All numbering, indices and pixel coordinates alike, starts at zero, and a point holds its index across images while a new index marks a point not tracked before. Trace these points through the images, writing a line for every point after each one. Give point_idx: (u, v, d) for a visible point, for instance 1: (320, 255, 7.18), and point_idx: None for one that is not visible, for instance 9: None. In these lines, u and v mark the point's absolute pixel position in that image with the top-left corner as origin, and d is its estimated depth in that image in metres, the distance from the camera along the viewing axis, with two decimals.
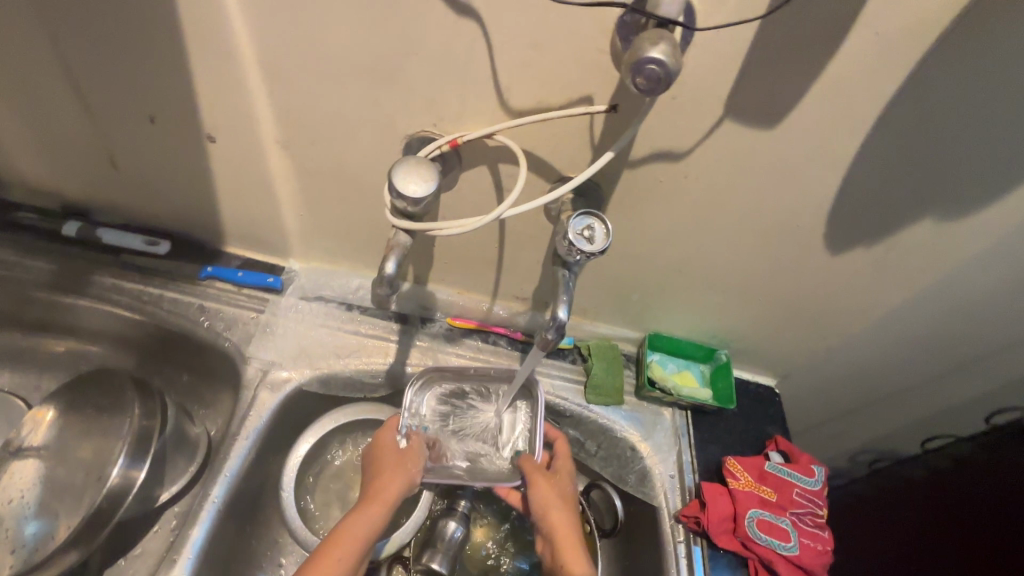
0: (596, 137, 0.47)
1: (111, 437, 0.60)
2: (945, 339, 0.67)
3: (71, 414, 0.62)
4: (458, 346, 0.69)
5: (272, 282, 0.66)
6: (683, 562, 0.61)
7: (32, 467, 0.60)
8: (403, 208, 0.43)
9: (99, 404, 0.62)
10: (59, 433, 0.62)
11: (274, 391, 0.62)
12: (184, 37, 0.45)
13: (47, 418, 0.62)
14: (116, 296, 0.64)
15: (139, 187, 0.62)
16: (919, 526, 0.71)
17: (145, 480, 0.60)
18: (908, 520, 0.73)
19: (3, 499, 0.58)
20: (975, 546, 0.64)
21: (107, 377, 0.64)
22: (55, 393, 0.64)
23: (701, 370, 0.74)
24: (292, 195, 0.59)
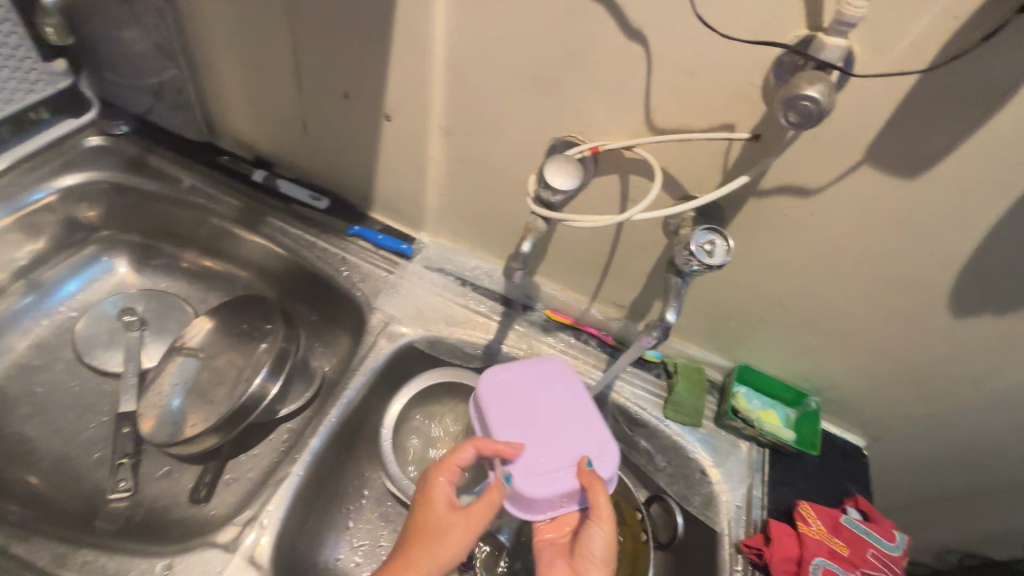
0: (730, 162, 0.51)
1: (252, 354, 0.73)
2: None
3: (227, 328, 0.76)
4: (552, 338, 0.74)
5: (404, 248, 0.76)
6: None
7: (191, 362, 0.73)
8: (548, 198, 0.49)
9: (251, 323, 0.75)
10: (216, 341, 0.75)
11: (391, 341, 0.71)
12: (393, 32, 0.55)
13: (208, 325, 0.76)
14: (280, 237, 0.76)
15: (318, 151, 0.73)
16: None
17: (274, 394, 0.70)
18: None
19: (168, 383, 0.71)
20: None
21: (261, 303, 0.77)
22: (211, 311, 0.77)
23: (787, 413, 0.73)
24: (440, 176, 0.68)
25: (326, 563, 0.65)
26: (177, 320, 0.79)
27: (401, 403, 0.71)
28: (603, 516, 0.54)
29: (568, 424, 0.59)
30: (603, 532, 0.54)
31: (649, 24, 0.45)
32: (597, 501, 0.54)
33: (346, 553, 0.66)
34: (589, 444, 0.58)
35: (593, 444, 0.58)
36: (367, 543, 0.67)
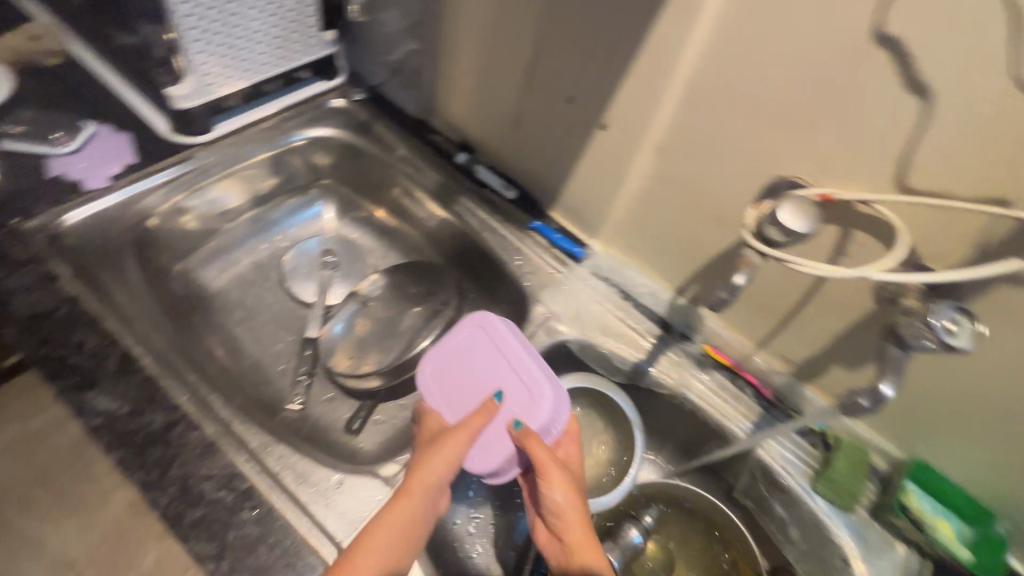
0: (991, 239, 0.46)
1: (426, 315, 0.82)
2: None
3: (404, 290, 0.84)
4: (705, 374, 0.72)
5: (577, 251, 0.78)
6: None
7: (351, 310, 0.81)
8: (772, 235, 0.48)
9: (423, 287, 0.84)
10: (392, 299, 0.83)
11: (549, 335, 0.74)
12: (641, 49, 0.57)
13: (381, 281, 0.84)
14: (467, 216, 0.82)
15: (522, 145, 0.78)
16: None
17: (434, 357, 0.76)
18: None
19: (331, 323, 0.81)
20: None
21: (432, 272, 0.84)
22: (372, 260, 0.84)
23: (961, 529, 0.62)
24: (635, 191, 0.69)
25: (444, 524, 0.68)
26: (356, 270, 0.88)
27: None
28: (550, 472, 0.56)
29: (503, 376, 0.60)
30: (562, 490, 0.56)
31: (941, 80, 0.42)
32: (538, 456, 0.56)
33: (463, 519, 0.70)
34: (503, 377, 0.60)
35: (523, 397, 0.59)
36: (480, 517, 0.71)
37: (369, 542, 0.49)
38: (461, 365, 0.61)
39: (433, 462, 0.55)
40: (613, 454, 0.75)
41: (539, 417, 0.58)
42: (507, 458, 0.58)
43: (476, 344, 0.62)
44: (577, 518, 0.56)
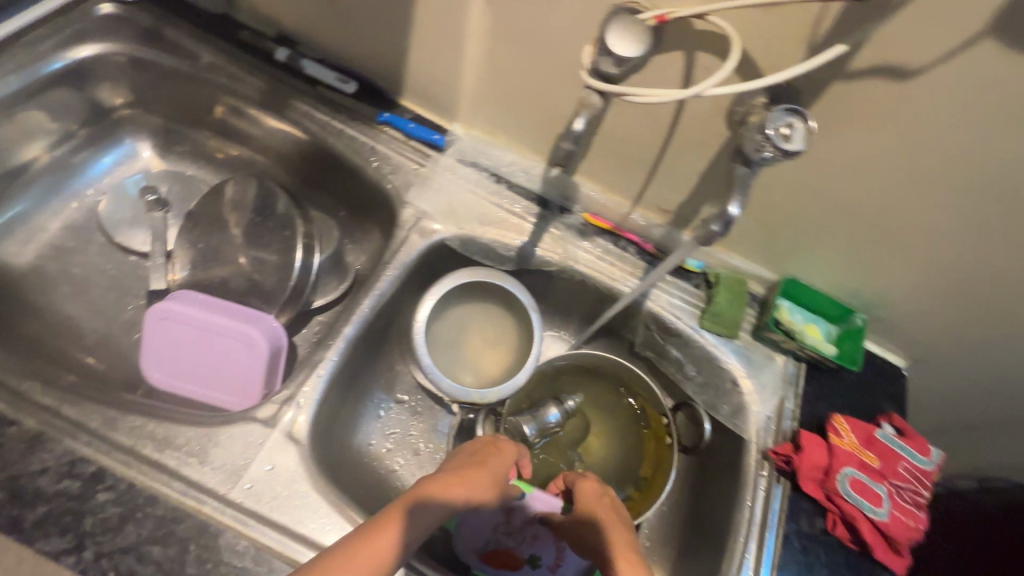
0: (820, 35, 0.44)
1: (273, 248, 0.71)
2: None
3: (246, 224, 0.72)
4: (588, 243, 0.71)
5: (437, 140, 0.71)
6: (752, 543, 0.60)
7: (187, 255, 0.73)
8: (606, 67, 0.43)
9: (263, 212, 0.72)
10: (238, 235, 0.72)
11: (423, 237, 0.68)
12: None
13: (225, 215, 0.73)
14: (307, 122, 0.72)
15: (345, 24, 0.67)
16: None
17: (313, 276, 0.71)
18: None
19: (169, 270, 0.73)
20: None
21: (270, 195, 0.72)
22: (210, 196, 0.74)
23: (829, 329, 0.70)
24: (479, 56, 0.62)
25: (360, 447, 0.68)
26: (183, 196, 0.79)
27: (430, 301, 0.69)
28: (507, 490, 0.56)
29: (218, 327, 0.63)
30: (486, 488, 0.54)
31: None
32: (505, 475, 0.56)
33: (379, 440, 0.69)
34: (218, 319, 0.63)
35: (189, 330, 0.63)
36: (398, 432, 0.71)
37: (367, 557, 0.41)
38: (217, 349, 0.63)
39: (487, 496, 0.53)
40: (515, 342, 0.74)
41: (257, 352, 0.63)
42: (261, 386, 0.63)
43: (171, 336, 0.63)
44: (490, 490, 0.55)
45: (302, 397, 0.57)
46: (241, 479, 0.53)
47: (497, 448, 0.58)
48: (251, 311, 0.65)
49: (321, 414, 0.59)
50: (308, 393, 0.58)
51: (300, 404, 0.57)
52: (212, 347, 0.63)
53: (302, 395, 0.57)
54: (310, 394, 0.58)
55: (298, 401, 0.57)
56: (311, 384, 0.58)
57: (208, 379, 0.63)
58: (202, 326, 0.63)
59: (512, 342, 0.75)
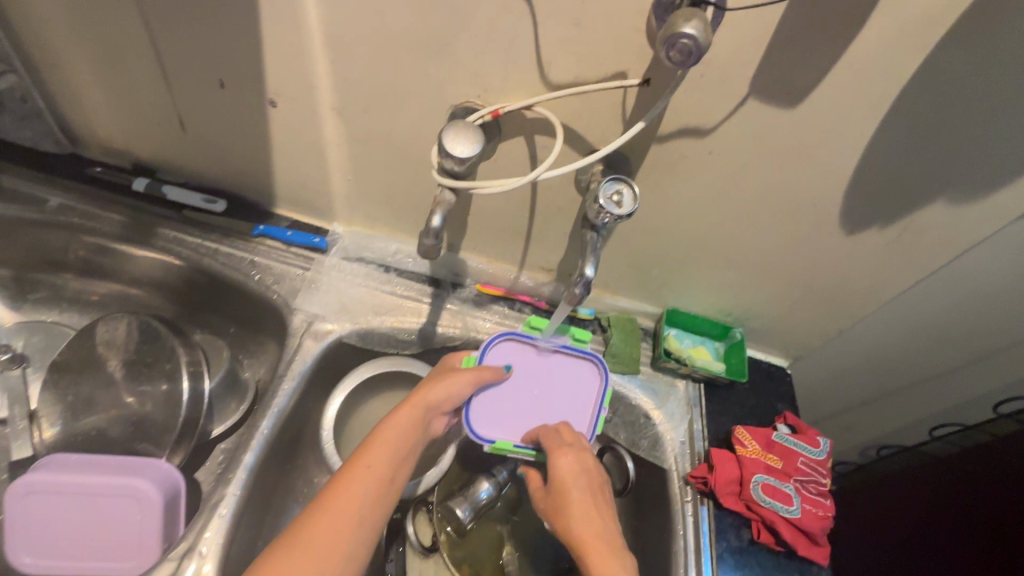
0: (628, 111, 0.51)
1: (154, 386, 0.66)
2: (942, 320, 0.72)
3: (119, 364, 0.67)
4: (485, 312, 0.74)
5: (317, 242, 0.72)
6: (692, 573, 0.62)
7: (55, 411, 0.66)
8: (450, 166, 0.47)
9: (137, 346, 0.68)
10: (113, 378, 0.67)
11: (318, 340, 0.67)
12: (259, 9, 0.50)
13: (93, 360, 0.68)
14: (177, 248, 0.70)
15: (203, 148, 0.67)
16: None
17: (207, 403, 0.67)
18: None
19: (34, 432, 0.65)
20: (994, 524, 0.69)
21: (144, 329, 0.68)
22: (74, 342, 0.68)
23: (716, 346, 0.77)
24: (342, 161, 0.65)
25: None
26: (48, 346, 0.72)
27: (337, 402, 0.67)
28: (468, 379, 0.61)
29: (96, 489, 0.57)
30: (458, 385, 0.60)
31: None
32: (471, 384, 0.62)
33: None
34: (96, 480, 0.57)
35: (63, 501, 0.57)
36: None
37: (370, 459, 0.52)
38: (98, 513, 0.57)
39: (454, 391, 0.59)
40: None
41: (145, 507, 0.57)
42: (158, 542, 0.57)
43: (41, 514, 0.56)
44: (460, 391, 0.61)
45: (206, 545, 0.53)
46: None
47: (450, 358, 0.64)
48: (133, 461, 0.60)
49: (231, 557, 0.55)
50: (212, 539, 0.54)
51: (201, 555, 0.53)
52: (93, 513, 0.57)
53: (205, 542, 0.54)
54: (214, 540, 0.54)
55: (201, 551, 0.53)
56: (216, 528, 0.54)
57: (91, 550, 0.56)
58: (80, 490, 0.57)
59: None
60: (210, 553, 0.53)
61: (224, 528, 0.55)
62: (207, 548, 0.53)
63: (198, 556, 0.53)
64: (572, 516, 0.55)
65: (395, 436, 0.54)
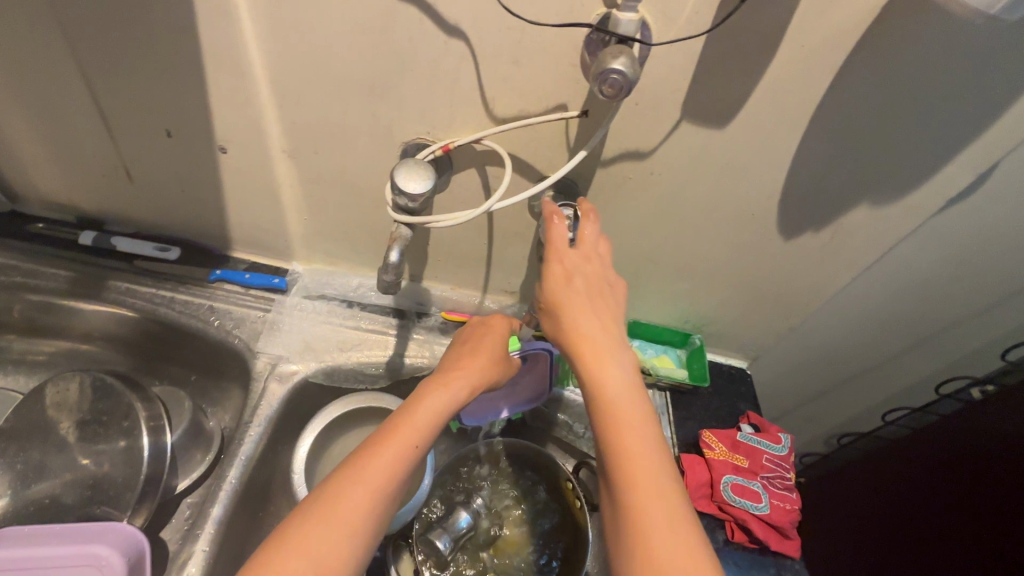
0: (572, 140, 0.54)
1: (111, 444, 0.63)
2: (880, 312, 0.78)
3: (73, 425, 0.65)
4: (452, 338, 0.75)
5: (277, 282, 0.71)
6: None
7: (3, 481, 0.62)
8: (404, 203, 0.48)
9: (91, 405, 0.65)
10: (67, 441, 0.64)
11: (282, 383, 0.66)
12: (204, 60, 0.51)
13: (44, 424, 0.65)
14: (129, 300, 0.68)
15: (153, 197, 0.66)
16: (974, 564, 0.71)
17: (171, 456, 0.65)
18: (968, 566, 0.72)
19: None
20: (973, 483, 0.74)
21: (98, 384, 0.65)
22: (22, 407, 0.65)
23: (678, 354, 0.80)
24: (297, 201, 0.65)
25: None
26: None
27: (307, 441, 0.66)
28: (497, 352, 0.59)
29: (53, 560, 0.55)
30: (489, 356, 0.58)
31: (466, 19, 0.46)
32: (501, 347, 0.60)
33: None
34: (53, 550, 0.55)
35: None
36: None
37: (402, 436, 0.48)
38: None
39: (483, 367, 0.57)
40: None
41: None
42: None
43: None
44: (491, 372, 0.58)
45: None
46: None
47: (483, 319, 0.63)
48: (93, 525, 0.57)
49: None
50: None
51: None
52: None
53: None
54: None
55: None
56: None
57: None
58: (37, 564, 0.54)
59: None
60: None
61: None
62: None
63: None
64: (619, 430, 0.44)
65: (444, 399, 0.52)
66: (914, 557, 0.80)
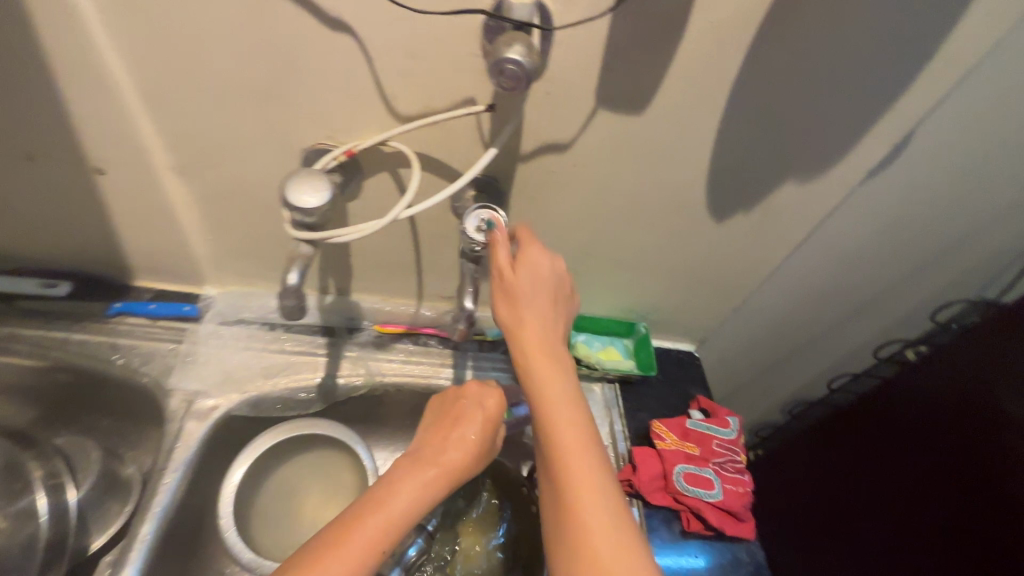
0: (485, 134, 0.50)
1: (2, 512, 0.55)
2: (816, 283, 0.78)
3: None
4: (389, 352, 0.70)
5: (187, 310, 0.65)
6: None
7: None
8: (301, 219, 0.43)
9: None
10: None
11: (201, 420, 0.61)
12: (54, 72, 0.44)
13: None
14: (14, 345, 0.61)
15: (27, 228, 0.58)
16: (924, 518, 0.74)
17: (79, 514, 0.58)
18: (919, 515, 0.75)
19: None
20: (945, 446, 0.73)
21: None
22: None
23: (625, 343, 0.79)
24: (197, 220, 0.59)
25: None
26: None
27: (241, 468, 0.62)
28: (472, 416, 0.52)
29: None
30: (464, 426, 0.51)
31: (348, 10, 0.41)
32: (479, 409, 0.53)
33: None
34: None
35: None
36: None
37: (360, 526, 0.42)
38: None
39: (460, 441, 0.50)
40: (350, 481, 0.68)
41: None
42: None
43: None
44: (469, 442, 0.50)
45: None
46: None
47: (456, 391, 0.54)
48: None
49: None
50: None
51: None
52: None
53: None
54: None
55: None
56: None
57: None
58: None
59: (347, 481, 0.69)
60: None
61: None
62: None
63: None
64: (557, 425, 0.43)
65: (414, 498, 0.45)
66: (906, 518, 0.77)
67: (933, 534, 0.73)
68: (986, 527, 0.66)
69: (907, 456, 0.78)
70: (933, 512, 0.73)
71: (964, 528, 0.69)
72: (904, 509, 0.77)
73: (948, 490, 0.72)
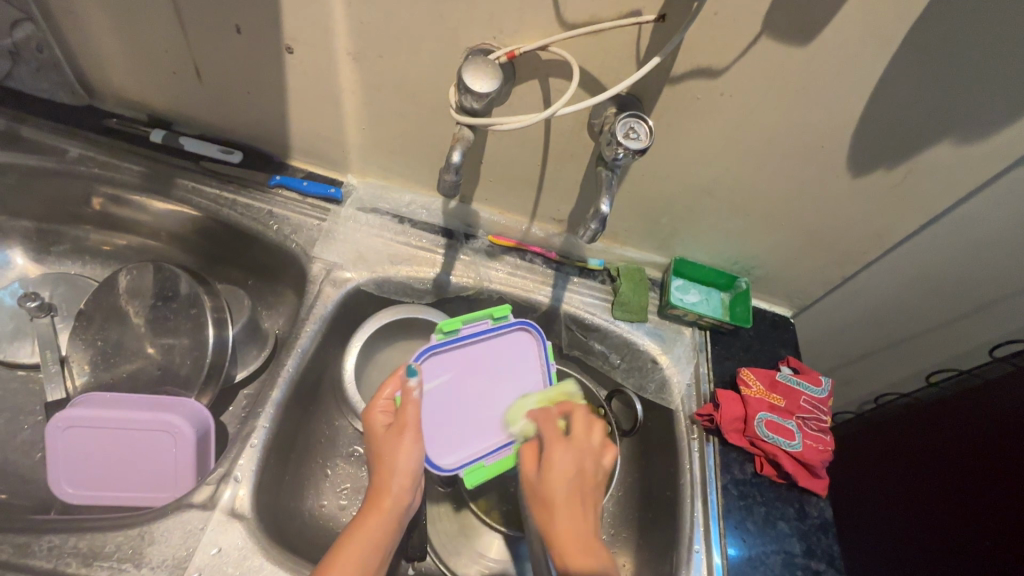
0: (643, 49, 0.52)
1: (180, 330, 0.68)
2: (940, 265, 0.75)
3: (141, 310, 0.70)
4: (498, 262, 0.76)
5: (333, 193, 0.73)
6: (698, 502, 0.65)
7: (86, 360, 0.69)
8: (469, 104, 0.50)
9: (162, 292, 0.69)
10: (136, 324, 0.69)
11: (336, 287, 0.70)
12: None
13: (116, 308, 0.70)
14: (196, 199, 0.72)
15: (218, 97, 0.68)
16: (934, 520, 0.76)
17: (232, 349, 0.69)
18: (930, 514, 0.76)
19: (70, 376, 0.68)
20: (972, 432, 0.74)
21: (163, 269, 0.70)
22: (98, 293, 0.70)
23: (721, 296, 0.80)
24: (356, 109, 0.65)
25: (313, 510, 0.67)
26: (71, 291, 0.75)
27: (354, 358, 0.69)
28: (408, 418, 0.56)
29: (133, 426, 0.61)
30: (407, 415, 0.56)
31: None
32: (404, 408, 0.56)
33: (331, 498, 0.68)
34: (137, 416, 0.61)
35: (106, 438, 0.60)
36: (349, 486, 0.70)
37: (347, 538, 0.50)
38: (134, 448, 0.60)
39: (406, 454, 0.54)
40: None
41: (179, 446, 0.60)
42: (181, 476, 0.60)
43: (83, 444, 0.60)
44: (405, 423, 0.56)
45: (214, 471, 0.57)
46: (206, 544, 0.53)
47: (376, 406, 0.57)
48: (169, 400, 0.62)
49: (268, 486, 0.60)
50: (244, 466, 0.58)
51: (231, 485, 0.57)
52: (131, 447, 0.60)
53: (238, 464, 0.58)
54: (230, 454, 0.59)
55: (228, 487, 0.57)
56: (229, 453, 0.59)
57: (127, 482, 0.60)
58: (122, 426, 0.60)
59: None
60: (226, 478, 0.57)
61: (255, 455, 0.59)
62: (232, 476, 0.57)
63: (226, 492, 0.56)
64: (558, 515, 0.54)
65: (365, 545, 0.50)
66: (945, 519, 0.74)
67: (916, 541, 0.77)
68: (1004, 507, 0.67)
69: (942, 478, 0.76)
70: (947, 526, 0.74)
71: (990, 521, 0.68)
72: (943, 506, 0.75)
73: (979, 530, 0.69)
